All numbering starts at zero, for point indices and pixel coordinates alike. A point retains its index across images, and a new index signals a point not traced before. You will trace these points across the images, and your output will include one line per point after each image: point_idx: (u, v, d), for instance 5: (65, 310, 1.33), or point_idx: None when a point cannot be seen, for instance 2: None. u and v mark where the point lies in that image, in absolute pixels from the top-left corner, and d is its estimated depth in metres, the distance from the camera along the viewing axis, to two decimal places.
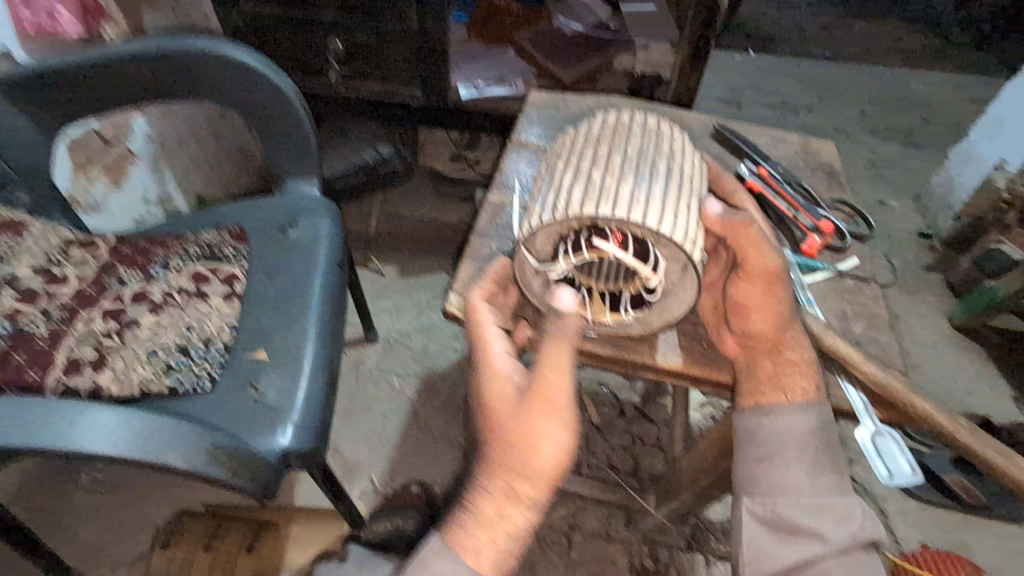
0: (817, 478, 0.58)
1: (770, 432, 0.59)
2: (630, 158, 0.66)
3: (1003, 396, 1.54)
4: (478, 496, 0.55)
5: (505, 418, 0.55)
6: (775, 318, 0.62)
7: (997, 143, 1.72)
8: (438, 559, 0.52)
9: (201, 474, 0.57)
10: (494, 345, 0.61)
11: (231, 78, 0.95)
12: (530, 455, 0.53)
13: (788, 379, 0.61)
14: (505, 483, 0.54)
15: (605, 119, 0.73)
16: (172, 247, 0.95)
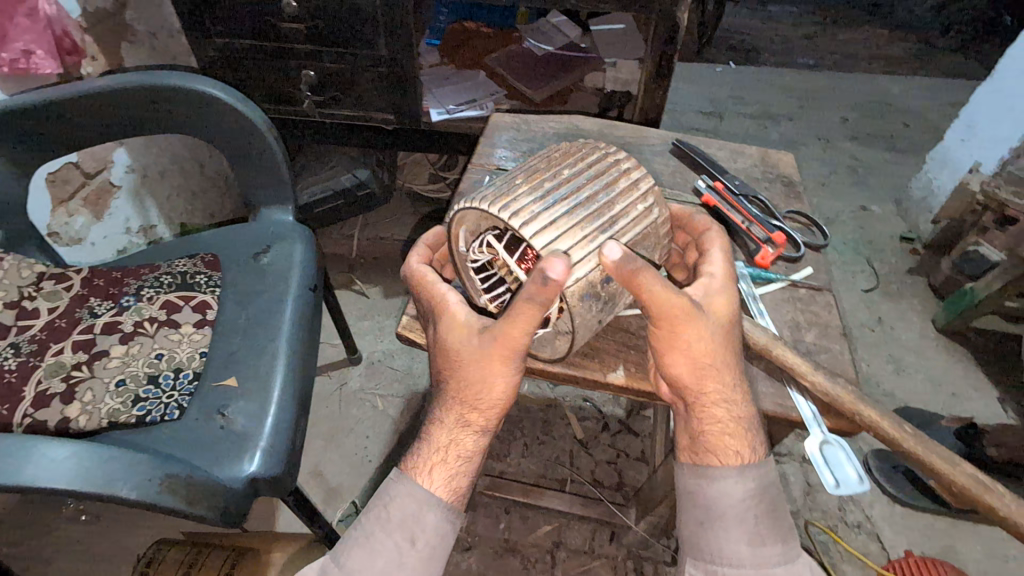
0: (758, 548, 0.58)
1: (710, 496, 0.61)
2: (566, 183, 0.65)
3: (990, 397, 1.53)
4: (436, 425, 0.65)
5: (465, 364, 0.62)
6: (693, 367, 0.60)
7: (970, 146, 1.74)
8: (398, 485, 0.63)
9: (156, 505, 0.58)
10: (449, 297, 0.65)
11: (201, 110, 0.97)
12: (481, 391, 0.63)
13: (716, 443, 0.62)
14: (461, 409, 0.64)
15: (574, 140, 0.73)
16: (145, 277, 0.96)
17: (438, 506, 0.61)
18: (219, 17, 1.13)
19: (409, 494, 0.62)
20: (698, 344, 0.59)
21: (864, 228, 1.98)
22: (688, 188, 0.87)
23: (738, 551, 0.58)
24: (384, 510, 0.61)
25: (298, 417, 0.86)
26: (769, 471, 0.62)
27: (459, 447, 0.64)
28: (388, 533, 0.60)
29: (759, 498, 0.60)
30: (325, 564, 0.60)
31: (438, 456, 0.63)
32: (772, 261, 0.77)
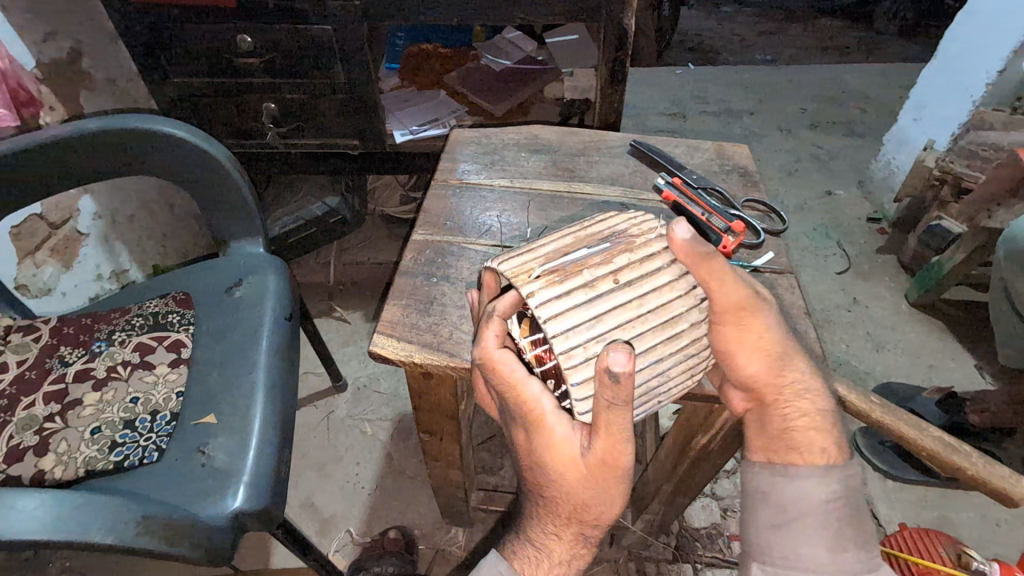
0: (838, 553, 0.55)
1: (788, 496, 0.57)
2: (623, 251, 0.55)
3: (967, 365, 1.56)
4: (546, 535, 0.58)
5: (574, 484, 0.54)
6: (771, 361, 0.58)
7: (924, 125, 1.80)
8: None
9: (133, 548, 0.57)
10: (542, 407, 0.52)
11: (161, 150, 0.97)
12: (593, 510, 0.55)
13: (802, 439, 0.59)
14: (576, 526, 0.57)
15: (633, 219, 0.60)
16: (116, 321, 0.95)
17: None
18: (176, 58, 1.14)
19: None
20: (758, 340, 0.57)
21: (832, 212, 2.03)
22: (648, 185, 0.89)
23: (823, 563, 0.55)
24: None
25: (281, 447, 0.85)
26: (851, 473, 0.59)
27: (575, 558, 0.58)
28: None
29: (843, 506, 0.57)
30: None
31: (554, 566, 0.57)
32: (733, 249, 0.79)
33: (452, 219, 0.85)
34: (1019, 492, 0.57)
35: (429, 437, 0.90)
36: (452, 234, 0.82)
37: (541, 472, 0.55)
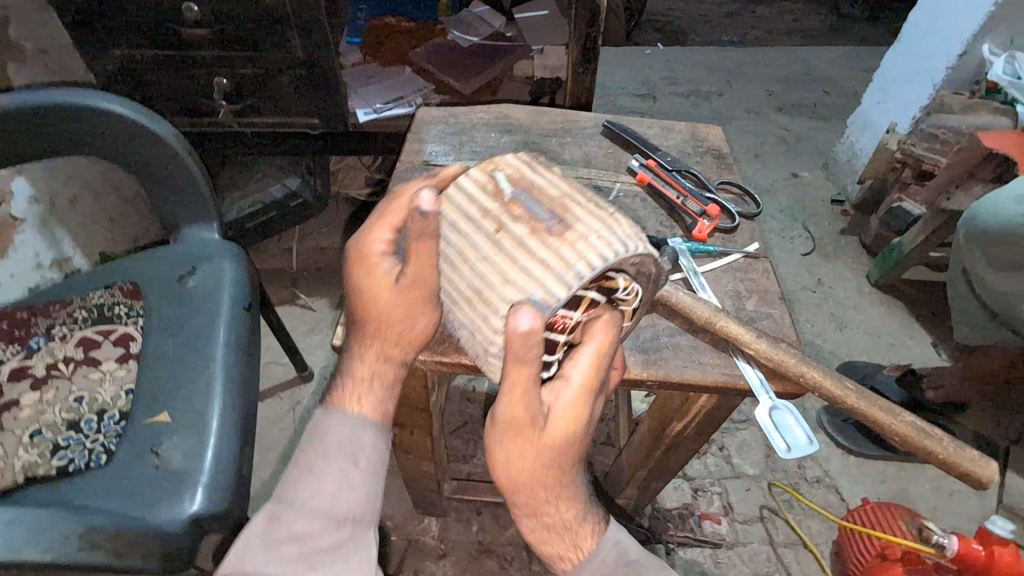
0: None
1: None
2: (551, 218, 0.55)
3: (924, 343, 1.62)
4: (355, 359, 0.64)
5: (381, 302, 0.61)
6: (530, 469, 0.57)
7: (886, 109, 1.83)
8: (326, 421, 0.62)
9: (79, 564, 0.52)
10: (377, 248, 0.62)
11: (101, 128, 0.89)
12: (398, 331, 0.63)
13: (550, 543, 0.59)
14: (382, 346, 0.64)
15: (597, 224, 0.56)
16: (55, 314, 0.88)
17: (372, 427, 0.63)
18: (115, 27, 1.05)
19: (340, 424, 0.62)
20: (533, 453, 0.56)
21: (797, 195, 2.06)
22: (622, 168, 0.87)
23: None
24: (320, 443, 0.61)
25: (242, 446, 0.80)
26: (617, 543, 0.59)
27: (380, 376, 0.63)
28: (328, 460, 0.60)
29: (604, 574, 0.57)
30: (268, 513, 0.58)
31: (363, 385, 0.64)
32: (708, 234, 0.78)
33: None
34: (986, 474, 0.59)
35: (399, 430, 0.87)
36: None
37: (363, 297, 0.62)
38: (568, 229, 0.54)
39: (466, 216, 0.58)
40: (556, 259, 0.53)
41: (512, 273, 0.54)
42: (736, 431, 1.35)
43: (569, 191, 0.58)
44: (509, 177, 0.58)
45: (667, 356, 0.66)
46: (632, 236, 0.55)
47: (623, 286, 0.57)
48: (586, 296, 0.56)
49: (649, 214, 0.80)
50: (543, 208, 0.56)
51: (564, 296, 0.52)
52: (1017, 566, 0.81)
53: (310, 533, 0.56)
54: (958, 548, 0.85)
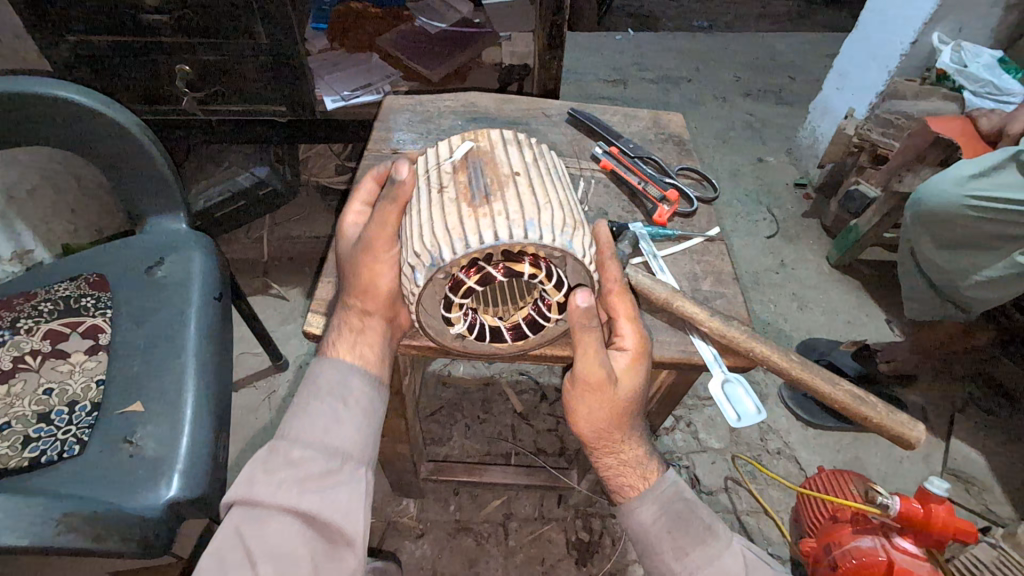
0: (685, 559, 0.58)
1: (631, 527, 0.62)
2: (479, 190, 0.59)
3: (879, 319, 1.70)
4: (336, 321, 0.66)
5: (347, 266, 0.65)
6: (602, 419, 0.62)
7: (845, 95, 1.89)
8: (316, 367, 0.63)
9: (55, 549, 0.53)
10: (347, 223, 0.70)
11: (59, 118, 0.87)
12: (361, 291, 0.63)
13: (615, 482, 0.64)
14: (354, 302, 0.64)
15: (526, 206, 0.58)
16: (19, 308, 0.88)
17: (360, 374, 0.62)
18: (69, 13, 1.02)
19: (333, 369, 0.62)
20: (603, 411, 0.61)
21: (762, 179, 2.12)
22: (587, 155, 0.89)
23: (670, 569, 0.58)
24: (313, 385, 0.61)
25: (217, 433, 0.81)
26: (675, 483, 0.63)
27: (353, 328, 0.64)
28: (323, 399, 0.60)
29: (666, 511, 0.61)
30: (266, 448, 0.57)
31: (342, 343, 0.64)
32: (669, 218, 0.81)
33: None
34: (914, 436, 0.64)
35: None
36: None
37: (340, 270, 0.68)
38: (490, 203, 0.58)
39: (423, 172, 0.65)
40: (460, 226, 0.56)
41: (425, 228, 0.58)
42: (701, 407, 1.42)
43: (520, 177, 0.61)
44: (471, 149, 0.64)
45: None
46: (546, 226, 0.56)
47: (530, 274, 0.57)
48: (485, 270, 0.57)
49: (612, 200, 0.83)
50: (482, 182, 0.60)
51: (449, 257, 0.55)
52: (950, 522, 0.89)
53: (306, 461, 0.55)
54: (901, 507, 0.90)
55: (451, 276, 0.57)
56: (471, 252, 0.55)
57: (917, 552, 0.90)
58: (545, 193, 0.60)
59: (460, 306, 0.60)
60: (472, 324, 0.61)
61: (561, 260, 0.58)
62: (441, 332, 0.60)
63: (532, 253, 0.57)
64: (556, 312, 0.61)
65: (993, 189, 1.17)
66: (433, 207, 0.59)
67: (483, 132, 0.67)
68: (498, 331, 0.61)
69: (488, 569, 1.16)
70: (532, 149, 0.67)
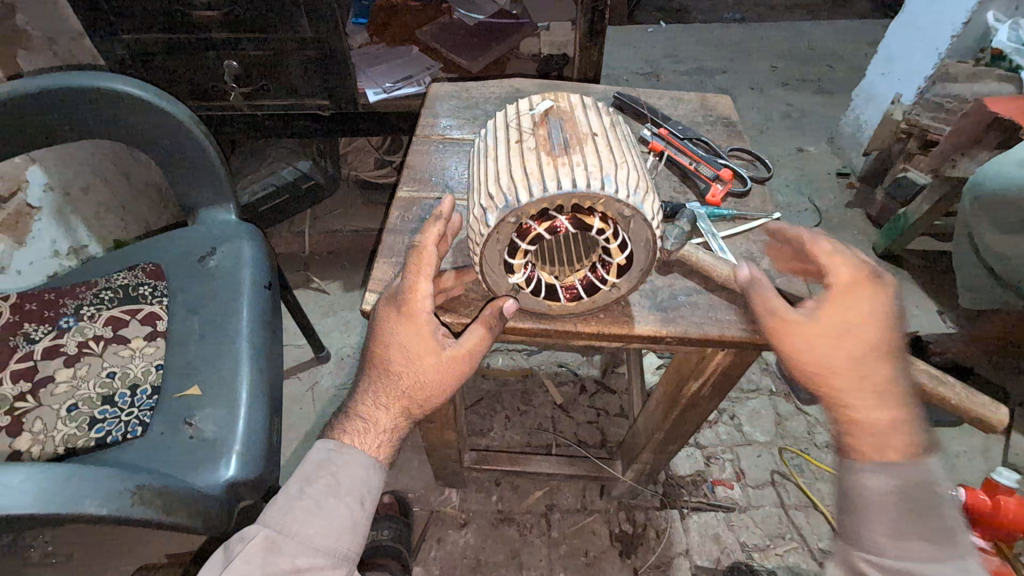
0: (898, 539, 0.52)
1: (846, 484, 0.57)
2: (558, 141, 0.53)
3: (932, 310, 1.63)
4: (369, 404, 0.63)
5: (408, 369, 0.61)
6: (858, 367, 0.57)
7: (891, 80, 1.83)
8: (341, 453, 0.62)
9: (129, 519, 0.54)
10: (424, 305, 0.60)
11: (120, 111, 0.91)
12: (416, 399, 0.63)
13: (874, 438, 0.56)
14: (406, 403, 0.63)
15: (605, 161, 0.52)
16: (82, 295, 0.91)
17: (376, 467, 0.63)
18: (125, 13, 1.06)
19: (353, 461, 0.62)
20: (822, 353, 0.57)
21: (803, 169, 2.07)
22: (634, 138, 0.86)
23: (874, 539, 0.53)
24: (333, 477, 0.61)
25: (270, 417, 0.82)
26: (931, 473, 0.54)
27: (398, 432, 0.64)
28: (340, 498, 0.60)
29: (902, 491, 0.54)
30: (266, 539, 0.56)
31: (379, 436, 0.64)
32: (722, 198, 0.78)
33: (447, 179, 0.78)
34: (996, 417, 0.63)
35: None
36: (444, 194, 0.76)
37: (387, 344, 0.61)
38: (569, 154, 0.52)
39: (501, 125, 0.59)
40: (537, 172, 0.51)
41: (500, 174, 0.53)
42: (745, 400, 1.41)
43: (601, 135, 0.56)
44: (552, 107, 0.58)
45: (684, 311, 0.65)
46: (624, 183, 0.51)
47: (600, 228, 0.52)
48: (555, 219, 0.51)
49: (662, 180, 0.81)
50: (560, 136, 0.54)
51: (525, 200, 0.49)
52: (1022, 515, 0.83)
53: (311, 571, 0.56)
54: (967, 499, 0.85)
55: (520, 223, 0.52)
56: (545, 198, 0.49)
57: (986, 546, 0.84)
58: (623, 153, 0.54)
59: (524, 254, 0.54)
60: (530, 277, 0.56)
61: (630, 222, 0.52)
62: (498, 280, 0.56)
63: (603, 210, 0.51)
64: (615, 276, 0.56)
65: None
66: (509, 155, 0.54)
67: (562, 94, 0.61)
68: (553, 289, 0.57)
69: (532, 559, 1.15)
70: (610, 116, 0.61)
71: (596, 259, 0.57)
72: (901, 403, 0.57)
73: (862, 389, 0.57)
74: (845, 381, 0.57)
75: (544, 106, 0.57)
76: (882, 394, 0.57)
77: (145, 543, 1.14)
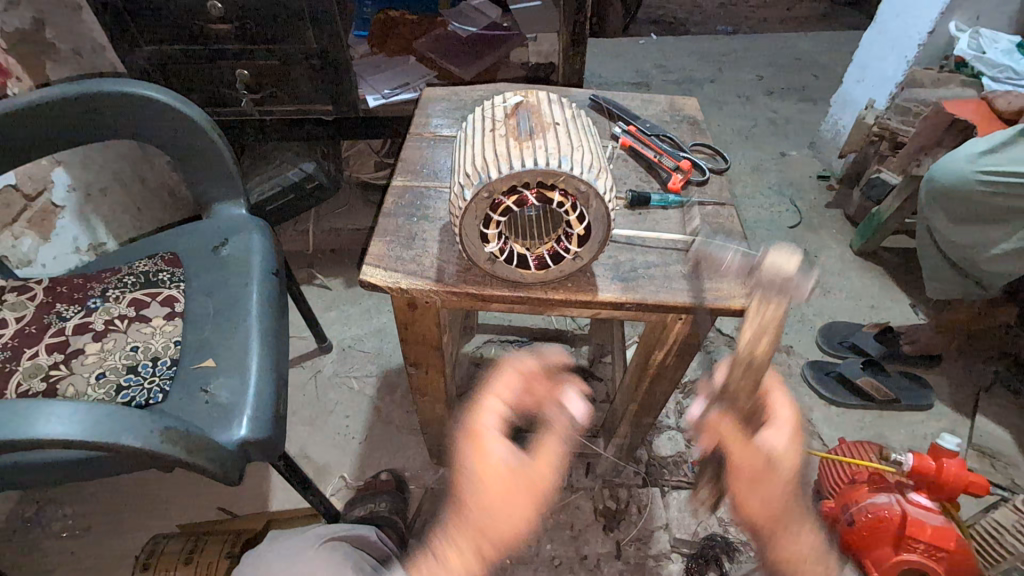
0: None
1: None
2: (525, 129, 0.62)
3: (905, 303, 1.71)
4: (442, 544, 0.70)
5: None
6: (813, 548, 0.69)
7: (865, 86, 1.93)
8: None
9: (157, 454, 0.62)
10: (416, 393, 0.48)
11: (144, 114, 1.01)
12: None
13: (797, 556, 0.68)
14: (475, 541, 0.70)
15: (564, 145, 0.61)
16: (108, 280, 1.00)
17: None
18: (146, 26, 1.16)
19: None
20: (757, 502, 0.71)
21: (785, 173, 2.16)
22: (606, 135, 0.95)
23: None
24: None
25: (277, 387, 0.91)
26: None
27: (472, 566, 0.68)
28: None
29: None
30: None
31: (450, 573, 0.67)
32: (682, 186, 0.86)
33: (437, 171, 0.87)
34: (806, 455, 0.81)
35: (416, 371, 0.94)
36: (433, 183, 0.85)
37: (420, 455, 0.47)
38: (533, 139, 0.61)
39: (479, 117, 0.68)
40: (506, 154, 0.60)
41: (476, 157, 0.62)
42: None
43: (562, 124, 0.65)
44: (522, 102, 0.67)
45: (641, 281, 0.73)
46: (579, 162, 0.60)
47: (560, 201, 0.61)
48: (522, 193, 0.60)
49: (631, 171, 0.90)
50: (527, 125, 0.63)
51: (495, 177, 0.58)
52: (961, 476, 0.91)
53: None
54: (914, 463, 0.94)
55: (492, 199, 0.61)
56: (512, 175, 0.58)
57: (931, 506, 0.92)
58: (581, 140, 0.64)
59: (497, 225, 0.63)
60: (504, 248, 0.65)
61: (587, 198, 0.61)
62: (476, 250, 0.65)
63: (563, 186, 0.60)
64: (576, 245, 0.65)
65: (1004, 163, 1.19)
66: (484, 142, 0.63)
67: (531, 92, 0.70)
68: (524, 259, 0.66)
69: None
70: (574, 110, 0.70)
71: (560, 232, 0.66)
72: (812, 532, 0.70)
73: (766, 496, 0.70)
74: (762, 522, 0.71)
75: (514, 100, 0.67)
76: (801, 527, 0.70)
77: (157, 517, 1.22)
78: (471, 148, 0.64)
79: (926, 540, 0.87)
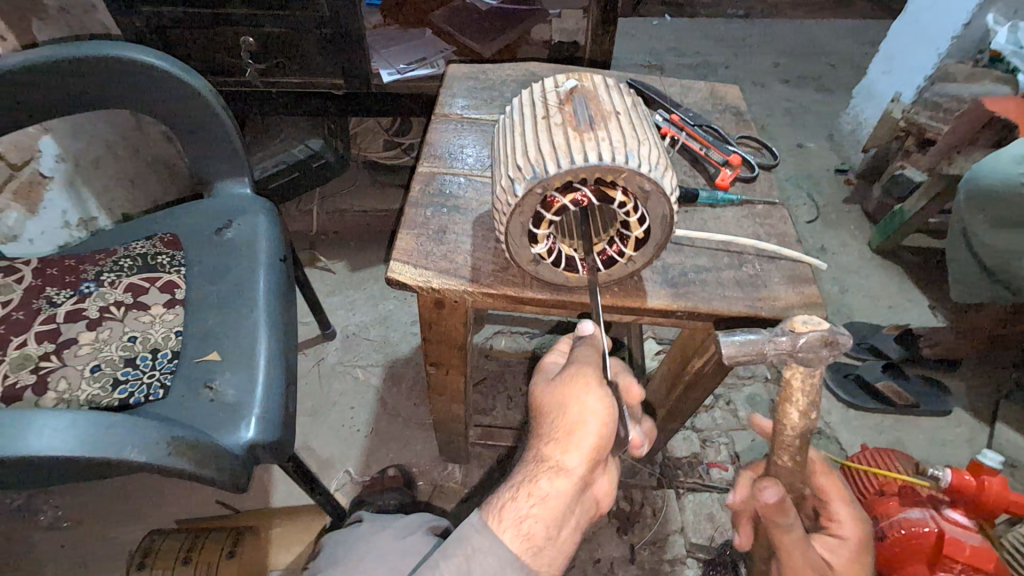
0: None
1: None
2: (584, 118, 0.56)
3: (922, 304, 1.67)
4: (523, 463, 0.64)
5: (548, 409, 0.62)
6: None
7: (892, 79, 1.86)
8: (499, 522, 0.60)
9: (163, 468, 0.57)
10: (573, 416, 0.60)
11: (143, 82, 0.92)
12: (561, 418, 0.60)
13: None
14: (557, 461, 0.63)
15: (628, 136, 0.55)
16: (102, 261, 0.92)
17: None
18: None
19: None
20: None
21: (802, 165, 2.10)
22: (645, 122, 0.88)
23: None
24: None
25: (287, 385, 0.85)
26: None
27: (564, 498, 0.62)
28: None
29: None
30: None
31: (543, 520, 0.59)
32: (730, 183, 0.80)
33: (464, 156, 0.80)
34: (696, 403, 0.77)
35: (435, 370, 0.88)
36: (461, 170, 0.78)
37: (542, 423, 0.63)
38: (594, 131, 0.55)
39: (528, 102, 0.61)
40: (565, 146, 0.53)
41: (529, 147, 0.55)
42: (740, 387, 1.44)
43: (623, 113, 0.58)
44: (577, 86, 0.60)
45: (693, 288, 0.67)
46: (645, 158, 0.53)
47: (621, 202, 0.54)
48: (579, 191, 0.54)
49: (674, 163, 0.84)
50: (584, 113, 0.57)
51: (553, 172, 0.52)
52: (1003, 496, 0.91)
53: None
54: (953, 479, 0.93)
55: (545, 196, 0.54)
56: (571, 170, 0.52)
57: (968, 524, 0.89)
58: (643, 131, 0.57)
59: (547, 226, 0.57)
60: (552, 249, 0.59)
61: (650, 197, 0.54)
62: (521, 251, 0.59)
63: (625, 184, 0.54)
64: (632, 248, 0.59)
65: None
66: (536, 129, 0.57)
67: (585, 75, 0.63)
68: (573, 261, 0.60)
69: None
70: (632, 98, 0.63)
71: (613, 233, 0.60)
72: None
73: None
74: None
75: (570, 84, 0.60)
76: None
77: (154, 509, 1.16)
78: (521, 135, 0.57)
79: (963, 561, 0.84)
